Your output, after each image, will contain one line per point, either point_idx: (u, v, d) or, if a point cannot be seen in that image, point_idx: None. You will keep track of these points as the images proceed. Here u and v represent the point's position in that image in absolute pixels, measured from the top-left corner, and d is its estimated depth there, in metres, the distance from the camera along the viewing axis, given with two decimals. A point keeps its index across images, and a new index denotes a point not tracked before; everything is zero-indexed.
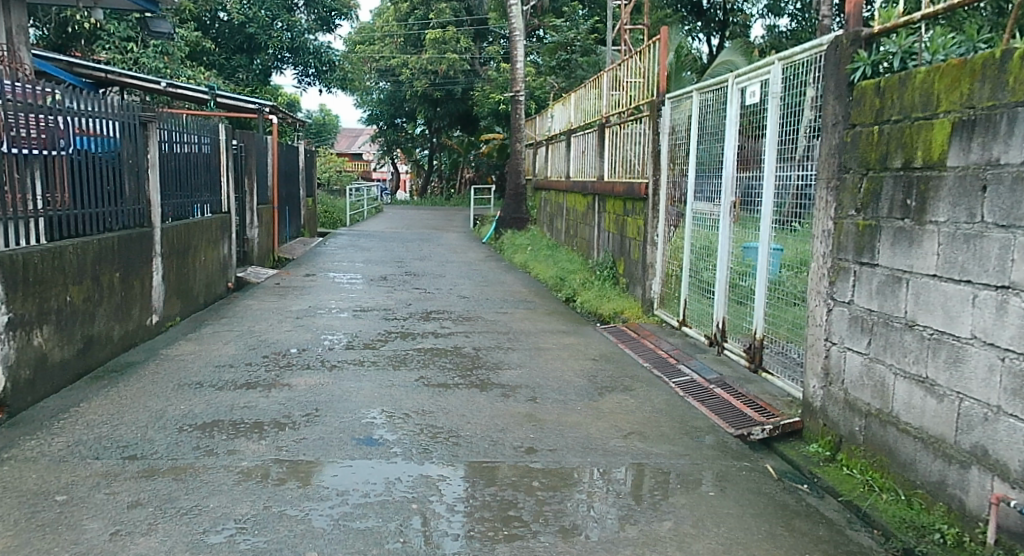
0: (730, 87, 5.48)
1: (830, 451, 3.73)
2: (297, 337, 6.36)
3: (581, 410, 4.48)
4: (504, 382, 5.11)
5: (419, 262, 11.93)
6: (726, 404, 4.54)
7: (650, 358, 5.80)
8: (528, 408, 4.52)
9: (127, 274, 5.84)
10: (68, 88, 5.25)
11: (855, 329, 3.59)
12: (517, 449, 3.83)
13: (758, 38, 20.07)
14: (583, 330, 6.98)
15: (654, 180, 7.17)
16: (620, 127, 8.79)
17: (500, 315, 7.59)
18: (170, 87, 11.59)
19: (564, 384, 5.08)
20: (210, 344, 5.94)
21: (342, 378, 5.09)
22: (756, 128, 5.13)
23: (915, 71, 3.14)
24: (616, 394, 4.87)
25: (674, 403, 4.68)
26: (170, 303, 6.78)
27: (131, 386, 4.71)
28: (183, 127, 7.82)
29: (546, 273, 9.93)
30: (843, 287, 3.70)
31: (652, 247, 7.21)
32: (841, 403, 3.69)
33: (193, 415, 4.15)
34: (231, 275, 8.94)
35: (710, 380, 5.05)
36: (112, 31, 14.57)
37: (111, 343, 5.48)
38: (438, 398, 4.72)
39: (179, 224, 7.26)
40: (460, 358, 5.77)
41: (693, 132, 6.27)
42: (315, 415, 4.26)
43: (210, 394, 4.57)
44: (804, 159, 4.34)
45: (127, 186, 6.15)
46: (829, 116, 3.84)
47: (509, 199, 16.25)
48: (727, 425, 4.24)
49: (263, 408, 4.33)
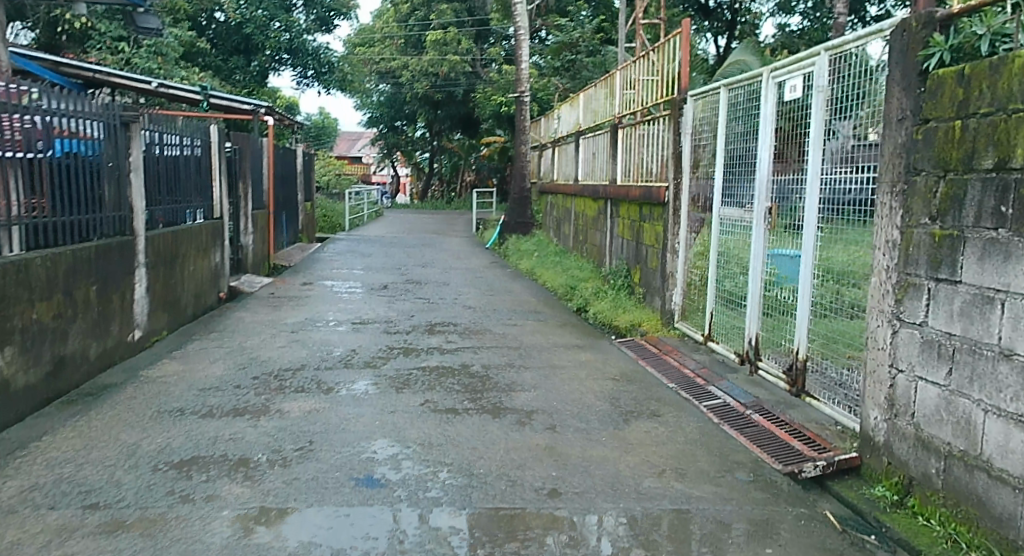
0: (765, 81, 5.01)
1: (898, 495, 3.24)
2: (292, 354, 5.87)
3: (607, 442, 4.00)
4: (519, 407, 4.62)
5: (421, 269, 11.47)
6: (769, 434, 4.06)
7: (676, 378, 5.32)
8: (548, 439, 4.03)
9: (106, 288, 5.36)
10: (45, 86, 4.82)
11: (928, 355, 3.12)
12: (539, 492, 3.34)
13: (769, 37, 19.59)
14: (598, 344, 6.51)
15: (675, 183, 6.69)
16: (634, 127, 8.33)
17: (508, 328, 7.12)
18: (162, 87, 11.09)
19: (584, 410, 4.59)
20: (196, 363, 5.45)
21: (340, 404, 4.61)
22: (797, 126, 4.63)
23: (1013, 54, 2.67)
24: (643, 422, 4.38)
25: (709, 432, 4.19)
26: (155, 316, 6.30)
27: (104, 414, 4.22)
28: (174, 129, 7.37)
29: (555, 281, 9.48)
30: (913, 306, 3.22)
31: (673, 255, 6.73)
32: (911, 439, 3.21)
33: (171, 450, 3.67)
34: (222, 284, 8.47)
35: (745, 405, 4.56)
36: (104, 31, 14.09)
37: (87, 363, 5.00)
38: (447, 427, 4.24)
39: (166, 231, 6.79)
40: (469, 379, 5.28)
41: (721, 131, 5.79)
42: (309, 449, 3.77)
43: (192, 424, 4.08)
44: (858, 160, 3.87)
45: (109, 192, 5.68)
46: (893, 110, 3.39)
47: (512, 204, 15.71)
48: (772, 460, 3.76)
49: (251, 441, 3.85)
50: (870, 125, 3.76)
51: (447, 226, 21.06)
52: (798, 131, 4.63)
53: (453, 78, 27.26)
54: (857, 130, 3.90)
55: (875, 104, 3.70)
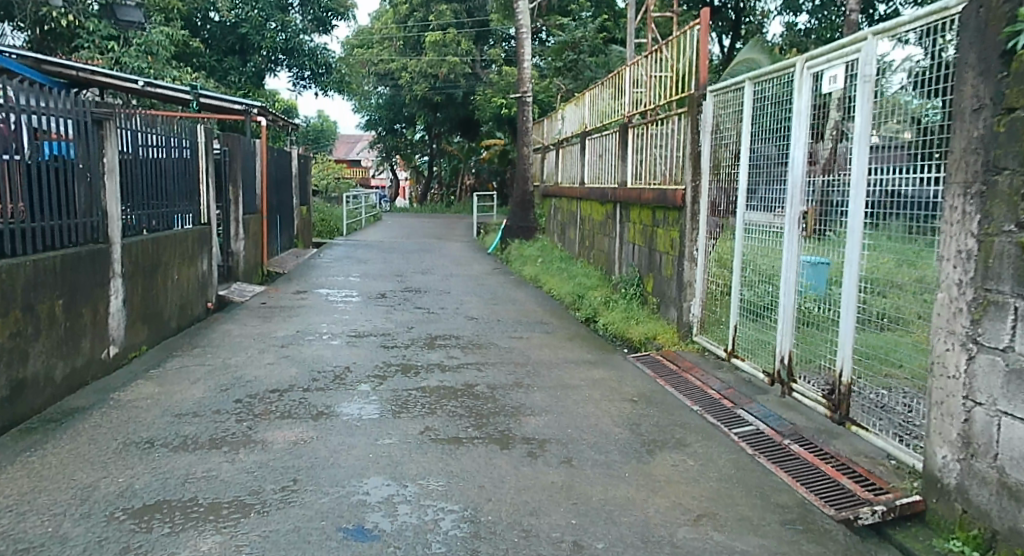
0: (799, 72, 4.56)
1: (977, 551, 2.76)
2: (280, 372, 5.40)
3: (631, 480, 3.53)
4: (530, 436, 4.15)
5: (421, 276, 11.02)
6: (813, 470, 3.60)
7: (699, 398, 4.86)
8: (564, 476, 3.57)
9: (75, 302, 4.88)
10: (17, 82, 4.42)
11: (1017, 387, 2.64)
12: (557, 545, 2.87)
13: (776, 35, 19.02)
14: (611, 360, 6.05)
15: (693, 186, 6.22)
16: (646, 127, 7.87)
17: (514, 341, 6.66)
18: (148, 87, 10.61)
19: (602, 439, 4.12)
20: (175, 383, 4.99)
21: (331, 433, 4.13)
22: (837, 121, 4.16)
23: None
24: (669, 453, 3.92)
25: (745, 467, 3.72)
26: (133, 330, 5.83)
27: (62, 446, 3.73)
28: (158, 129, 6.90)
29: (561, 289, 9.04)
30: (996, 329, 2.75)
31: (690, 264, 6.27)
32: (993, 485, 2.73)
33: (133, 493, 3.20)
34: (211, 293, 8.01)
35: (781, 433, 4.11)
36: (92, 29, 13.68)
37: (52, 386, 4.53)
38: (450, 460, 3.77)
39: (146, 238, 6.31)
40: (473, 401, 4.82)
41: (745, 129, 5.33)
42: (293, 491, 3.31)
43: (162, 458, 3.62)
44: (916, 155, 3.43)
45: (82, 197, 5.21)
46: (965, 99, 2.93)
47: (514, 208, 15.25)
48: (821, 502, 3.31)
49: (227, 481, 3.38)
50: (883, 123, 3.70)
51: (448, 231, 20.61)
52: (838, 128, 4.15)
53: (452, 79, 26.75)
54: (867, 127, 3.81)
55: (889, 102, 3.66)
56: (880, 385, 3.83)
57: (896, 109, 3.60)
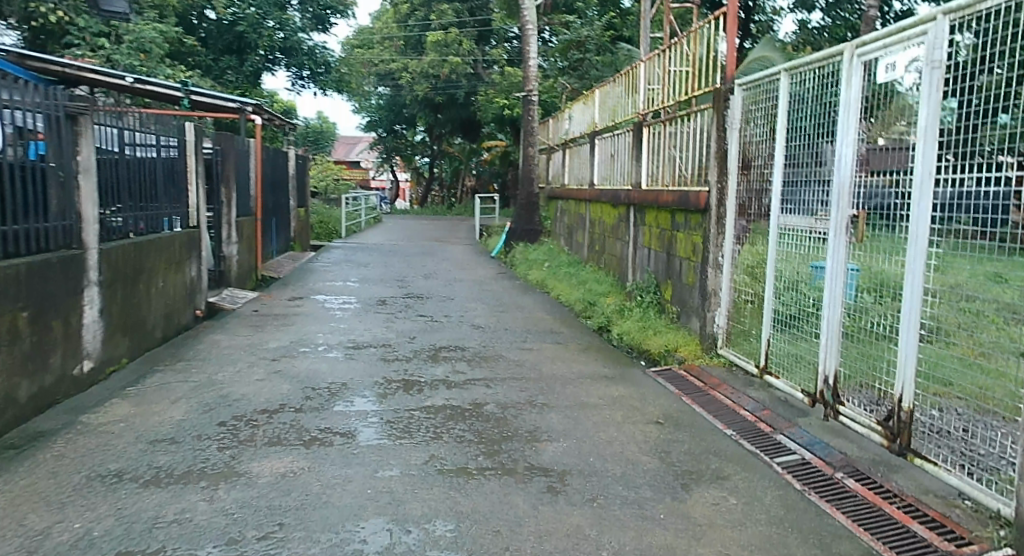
0: (849, 60, 4.09)
1: None
2: (271, 390, 4.93)
3: (668, 523, 3.07)
4: (548, 466, 3.69)
5: (423, 281, 10.57)
6: (876, 511, 3.15)
7: (732, 421, 4.40)
8: (590, 519, 3.10)
9: (43, 314, 4.42)
10: None
11: None
12: None
13: (787, 34, 18.53)
14: (630, 374, 5.60)
15: (719, 186, 5.75)
16: (663, 124, 7.40)
17: (524, 353, 6.21)
18: (137, 83, 10.19)
19: (630, 470, 3.66)
20: (155, 402, 4.52)
21: (325, 463, 3.67)
22: (883, 116, 3.79)
23: None
24: (706, 488, 3.46)
25: (795, 506, 3.25)
26: (112, 341, 5.37)
27: (17, 481, 3.27)
28: (141, 126, 6.41)
29: (571, 295, 8.59)
30: None
31: (715, 271, 5.82)
32: None
33: (91, 544, 2.74)
34: (199, 300, 7.55)
35: (831, 464, 3.65)
36: (83, 26, 13.25)
37: (15, 407, 4.07)
38: (460, 496, 3.31)
39: (127, 242, 5.83)
40: (482, 424, 4.35)
41: (781, 124, 4.86)
42: (279, 539, 2.84)
43: (129, 497, 3.15)
44: (974, 152, 3.18)
45: (53, 197, 4.74)
46: None
47: (519, 210, 14.79)
48: (889, 551, 2.84)
49: (202, 526, 2.92)
50: (889, 125, 3.76)
51: (450, 233, 20.19)
52: (886, 123, 3.79)
53: (454, 79, 26.26)
54: (877, 130, 3.87)
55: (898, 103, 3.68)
56: (931, 406, 3.52)
57: (898, 112, 3.68)
